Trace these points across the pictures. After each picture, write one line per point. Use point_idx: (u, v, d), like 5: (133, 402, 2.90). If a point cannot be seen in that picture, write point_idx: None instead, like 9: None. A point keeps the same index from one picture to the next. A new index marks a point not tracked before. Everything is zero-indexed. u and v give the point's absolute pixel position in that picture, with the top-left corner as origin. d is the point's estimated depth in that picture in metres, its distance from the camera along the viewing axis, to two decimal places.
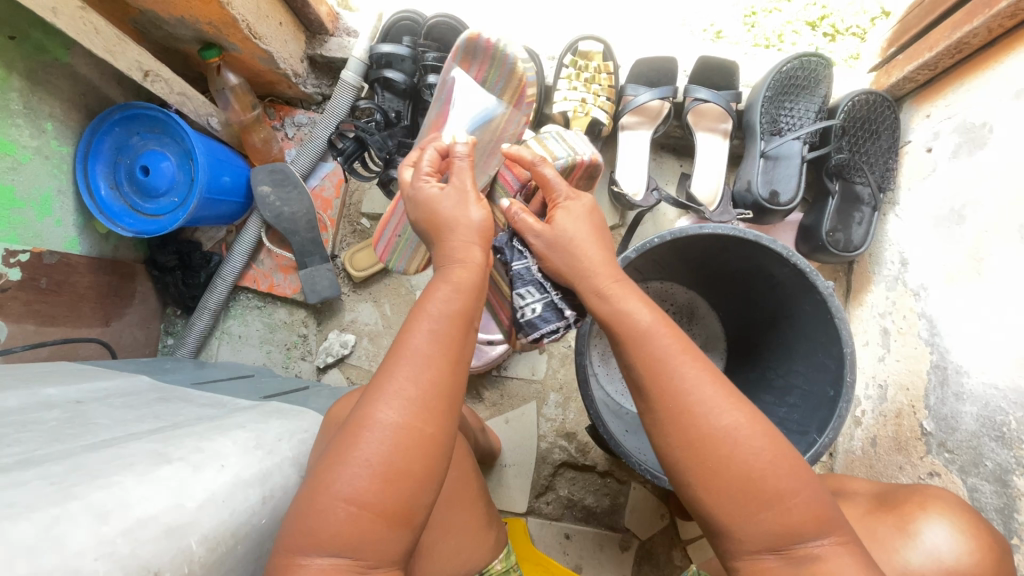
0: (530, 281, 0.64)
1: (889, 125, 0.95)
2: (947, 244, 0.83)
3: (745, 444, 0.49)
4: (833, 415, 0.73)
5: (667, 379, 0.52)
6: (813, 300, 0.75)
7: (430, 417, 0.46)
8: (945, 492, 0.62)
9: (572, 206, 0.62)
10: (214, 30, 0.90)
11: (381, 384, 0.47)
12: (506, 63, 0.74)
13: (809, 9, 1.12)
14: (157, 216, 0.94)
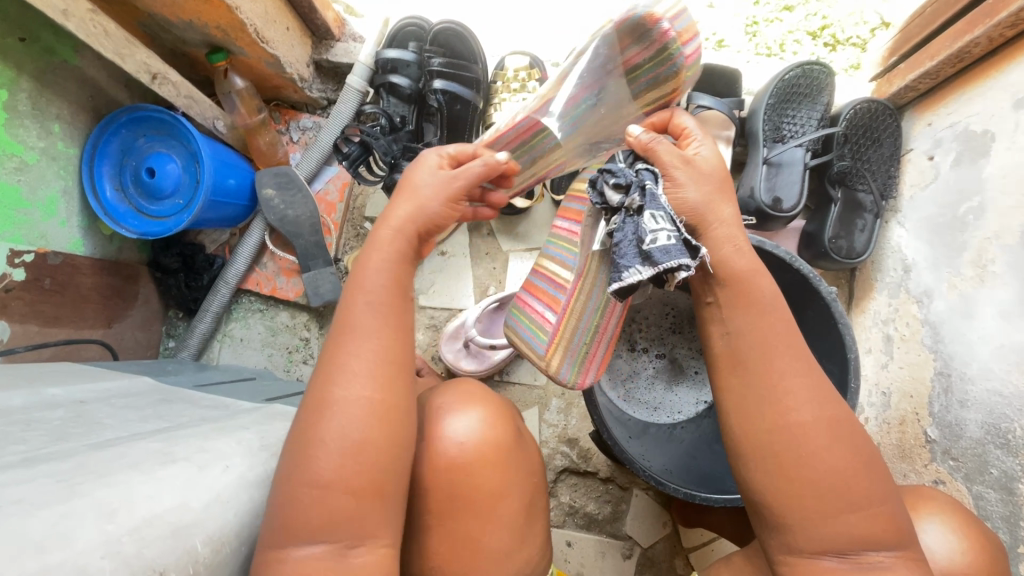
0: (659, 207, 0.49)
1: (891, 133, 0.95)
2: (949, 251, 0.83)
3: (835, 445, 0.47)
4: None
5: (773, 372, 0.48)
6: (816, 306, 0.76)
7: (390, 386, 0.48)
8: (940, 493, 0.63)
9: (702, 146, 0.53)
10: (222, 34, 0.91)
11: (337, 364, 0.48)
12: (663, 67, 0.56)
13: (811, 18, 1.12)
14: (162, 218, 0.94)
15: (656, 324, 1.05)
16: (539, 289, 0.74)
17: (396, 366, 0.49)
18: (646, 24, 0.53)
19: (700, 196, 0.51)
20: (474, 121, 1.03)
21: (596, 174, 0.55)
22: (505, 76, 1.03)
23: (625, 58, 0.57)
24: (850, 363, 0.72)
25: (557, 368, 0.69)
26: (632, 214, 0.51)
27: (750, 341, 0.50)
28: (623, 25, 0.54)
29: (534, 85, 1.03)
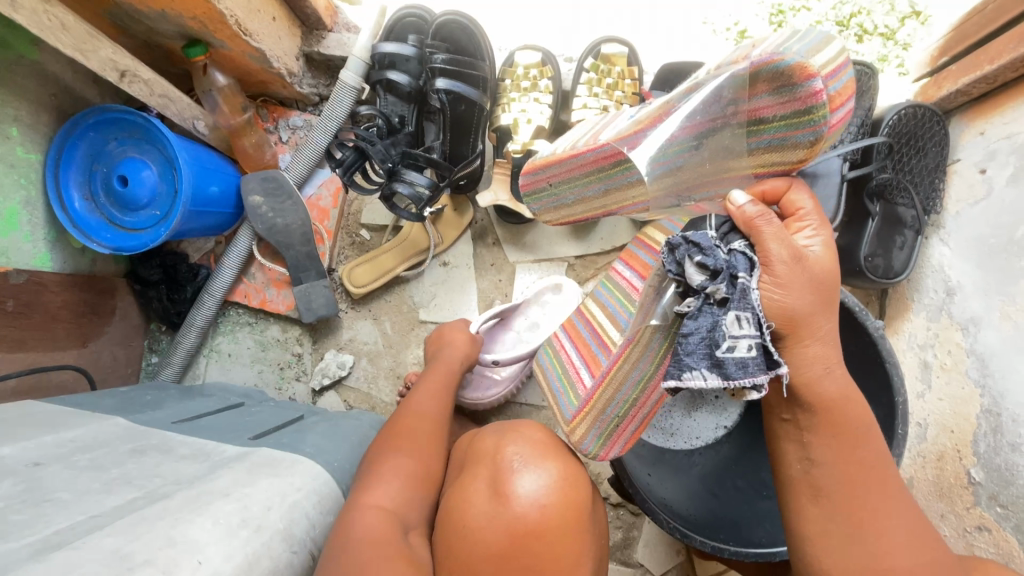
0: (747, 307, 0.48)
1: (936, 142, 0.87)
2: (1002, 277, 0.76)
3: (892, 533, 0.52)
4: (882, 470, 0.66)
5: (864, 499, 0.53)
6: (860, 341, 0.68)
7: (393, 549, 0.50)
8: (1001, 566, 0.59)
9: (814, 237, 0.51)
10: (200, 26, 0.82)
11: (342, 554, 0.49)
12: (796, 132, 0.51)
13: (838, 8, 0.99)
14: (137, 230, 0.86)
15: None
16: (585, 339, 0.74)
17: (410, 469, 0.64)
18: (791, 75, 0.48)
19: (801, 301, 0.49)
20: (480, 122, 0.95)
21: (681, 238, 0.51)
22: (514, 73, 0.94)
23: (753, 106, 0.53)
24: (897, 407, 0.66)
25: (580, 437, 0.70)
26: (712, 304, 0.49)
27: (834, 474, 0.53)
28: (758, 69, 0.50)
29: (546, 84, 0.94)
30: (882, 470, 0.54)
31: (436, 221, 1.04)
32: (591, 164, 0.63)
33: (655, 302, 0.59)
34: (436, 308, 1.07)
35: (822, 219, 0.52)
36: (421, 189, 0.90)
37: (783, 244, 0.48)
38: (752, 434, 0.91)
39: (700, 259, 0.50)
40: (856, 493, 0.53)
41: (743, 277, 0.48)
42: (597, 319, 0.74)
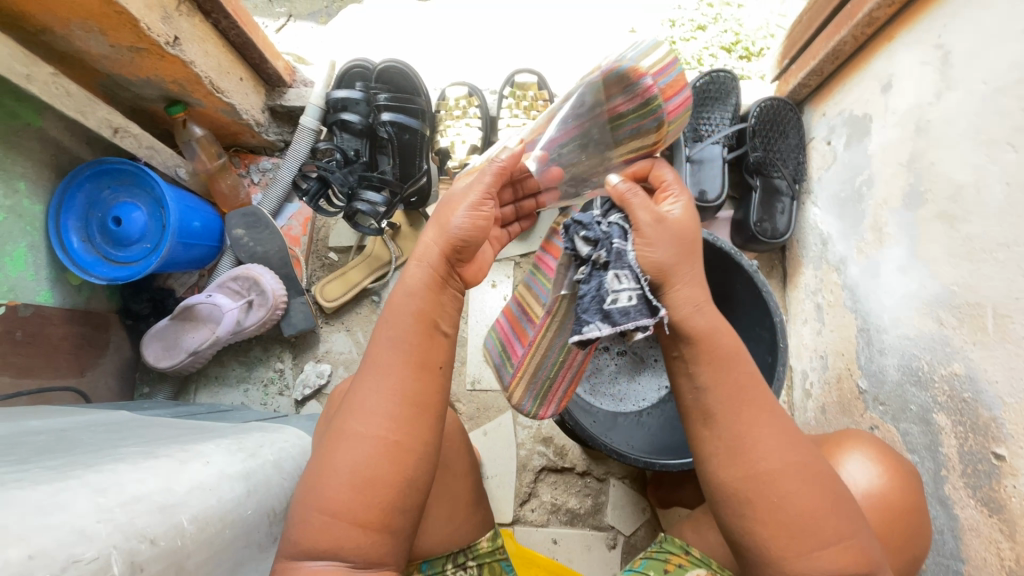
0: (625, 261, 0.50)
1: (794, 125, 1.07)
2: (853, 221, 0.93)
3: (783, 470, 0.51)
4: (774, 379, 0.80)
5: (745, 422, 0.52)
6: (742, 278, 0.85)
7: (406, 425, 0.51)
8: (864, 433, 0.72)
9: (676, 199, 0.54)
10: (178, 87, 0.98)
11: (357, 409, 0.51)
12: (663, 112, 0.56)
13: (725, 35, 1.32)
14: (130, 263, 0.98)
15: None
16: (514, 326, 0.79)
17: (418, 403, 0.52)
18: (630, 77, 0.54)
19: (667, 254, 0.51)
20: (423, 147, 1.11)
21: (569, 220, 0.55)
22: (447, 105, 1.14)
23: (611, 107, 0.58)
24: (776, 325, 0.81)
25: (519, 399, 0.73)
26: (597, 268, 0.52)
27: (718, 398, 0.53)
28: (606, 75, 0.56)
29: (474, 111, 1.13)
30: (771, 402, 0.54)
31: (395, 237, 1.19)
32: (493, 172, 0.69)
33: (563, 273, 0.60)
34: None
35: (684, 189, 0.56)
36: (379, 206, 1.05)
37: (639, 201, 0.51)
38: None
39: (584, 231, 0.53)
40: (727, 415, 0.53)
41: (618, 240, 0.51)
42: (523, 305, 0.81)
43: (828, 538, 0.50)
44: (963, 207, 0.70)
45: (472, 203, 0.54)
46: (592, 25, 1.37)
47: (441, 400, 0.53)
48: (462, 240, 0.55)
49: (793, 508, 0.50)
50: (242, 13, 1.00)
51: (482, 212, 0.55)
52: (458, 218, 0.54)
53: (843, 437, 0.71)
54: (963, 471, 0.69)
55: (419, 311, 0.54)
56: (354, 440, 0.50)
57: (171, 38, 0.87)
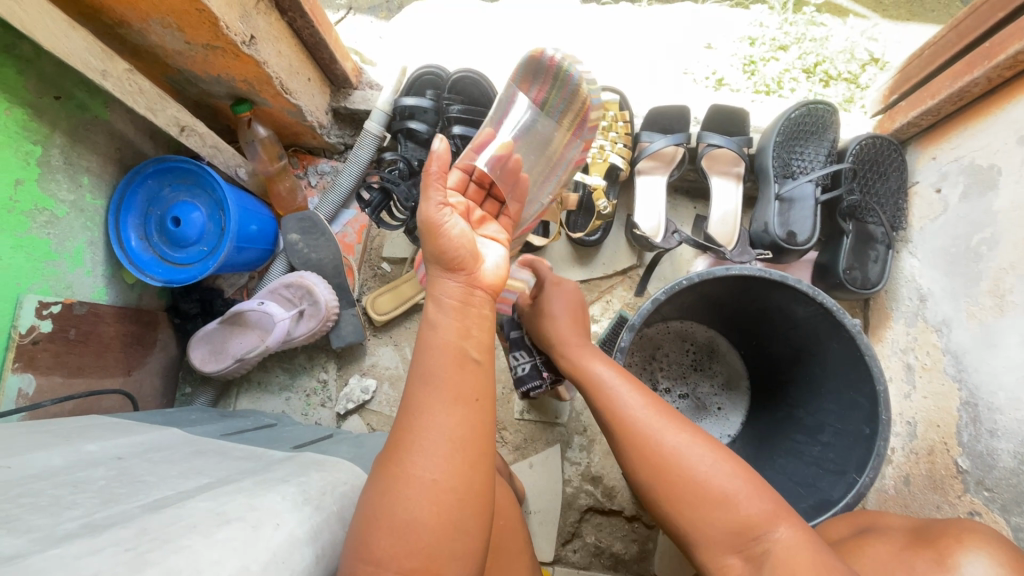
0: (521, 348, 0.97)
1: (898, 167, 0.99)
2: (965, 281, 0.85)
3: (686, 453, 0.64)
4: (872, 454, 0.73)
5: (621, 413, 0.69)
6: (842, 337, 0.77)
7: (448, 466, 0.52)
8: (983, 527, 0.59)
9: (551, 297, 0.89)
10: (247, 86, 0.94)
11: (403, 444, 0.53)
12: (569, 80, 0.74)
13: (804, 59, 1.23)
14: (186, 265, 0.95)
15: (677, 362, 1.05)
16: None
17: (460, 444, 0.53)
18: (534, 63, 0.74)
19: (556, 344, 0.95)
20: None
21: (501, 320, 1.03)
22: None
23: (533, 100, 0.77)
24: (879, 395, 0.73)
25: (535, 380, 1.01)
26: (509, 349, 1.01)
27: (607, 407, 0.71)
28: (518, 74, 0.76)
29: None
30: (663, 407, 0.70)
31: None
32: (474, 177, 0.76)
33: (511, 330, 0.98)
34: None
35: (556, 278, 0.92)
36: None
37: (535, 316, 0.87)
38: (753, 437, 0.97)
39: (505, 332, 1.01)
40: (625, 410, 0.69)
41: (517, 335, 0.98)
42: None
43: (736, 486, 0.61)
44: None
45: (426, 230, 0.58)
46: (667, 38, 1.29)
47: (481, 430, 0.55)
48: (448, 257, 0.58)
49: (691, 469, 0.63)
50: (318, 12, 0.96)
51: (451, 233, 0.58)
52: (437, 240, 0.58)
53: (964, 526, 0.58)
54: None
55: (449, 344, 0.57)
56: (405, 484, 0.51)
57: (247, 38, 0.83)
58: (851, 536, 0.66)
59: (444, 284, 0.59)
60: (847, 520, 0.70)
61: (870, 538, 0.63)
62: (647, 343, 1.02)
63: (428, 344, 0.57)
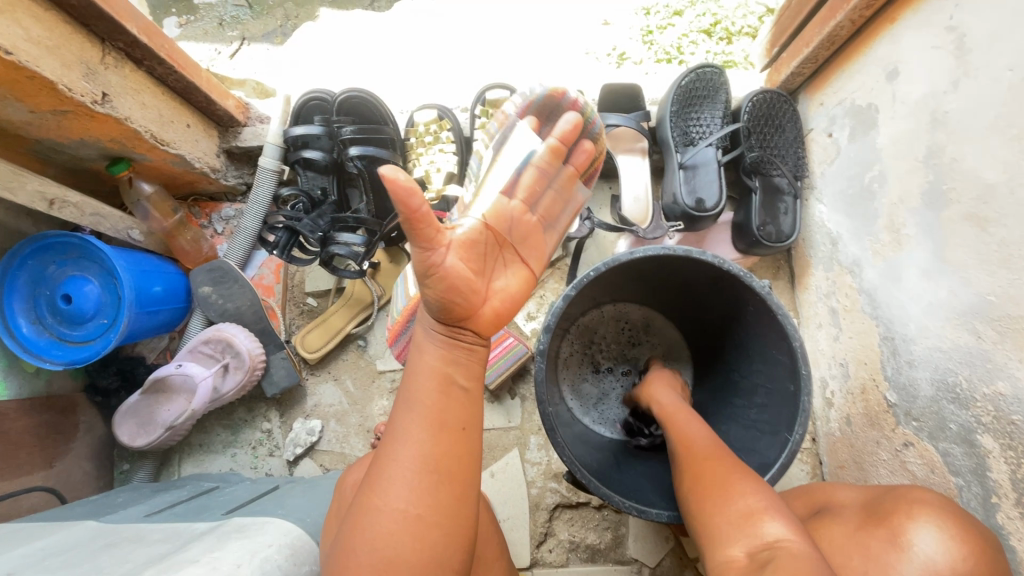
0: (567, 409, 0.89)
1: (791, 118, 1.00)
2: (865, 221, 0.86)
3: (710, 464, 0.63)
4: (800, 411, 0.71)
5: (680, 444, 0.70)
6: (755, 301, 0.76)
7: (427, 498, 0.52)
8: (931, 496, 0.57)
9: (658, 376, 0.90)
10: (118, 145, 0.89)
11: (383, 475, 0.52)
12: (590, 127, 0.69)
13: (701, 19, 1.23)
14: (87, 342, 0.90)
15: (615, 342, 1.04)
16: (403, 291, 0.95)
17: (438, 473, 0.52)
18: (551, 97, 0.67)
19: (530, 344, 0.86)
20: None
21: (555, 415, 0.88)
22: (416, 131, 1.04)
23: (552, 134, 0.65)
24: (797, 352, 0.71)
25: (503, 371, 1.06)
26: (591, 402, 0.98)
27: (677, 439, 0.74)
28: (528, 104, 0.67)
29: (448, 134, 1.03)
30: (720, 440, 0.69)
31: (374, 274, 1.11)
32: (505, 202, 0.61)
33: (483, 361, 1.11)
34: (380, 356, 1.12)
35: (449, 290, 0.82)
36: (357, 247, 0.97)
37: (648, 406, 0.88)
38: (699, 407, 0.97)
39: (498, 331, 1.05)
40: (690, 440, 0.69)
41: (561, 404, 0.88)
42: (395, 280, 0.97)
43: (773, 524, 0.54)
44: (996, 208, 0.63)
45: (421, 277, 0.53)
46: (561, 23, 1.29)
47: (458, 461, 0.54)
48: (441, 310, 0.54)
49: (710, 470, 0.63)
50: (179, 55, 0.91)
51: (437, 287, 0.53)
52: (429, 289, 0.53)
53: (907, 495, 0.58)
54: (1019, 500, 0.63)
55: (434, 373, 0.55)
56: (378, 516, 0.51)
57: (99, 96, 0.78)
58: (813, 516, 0.66)
59: (464, 332, 0.56)
60: (806, 498, 0.70)
61: (822, 523, 0.62)
62: (584, 330, 1.01)
63: (413, 370, 0.56)
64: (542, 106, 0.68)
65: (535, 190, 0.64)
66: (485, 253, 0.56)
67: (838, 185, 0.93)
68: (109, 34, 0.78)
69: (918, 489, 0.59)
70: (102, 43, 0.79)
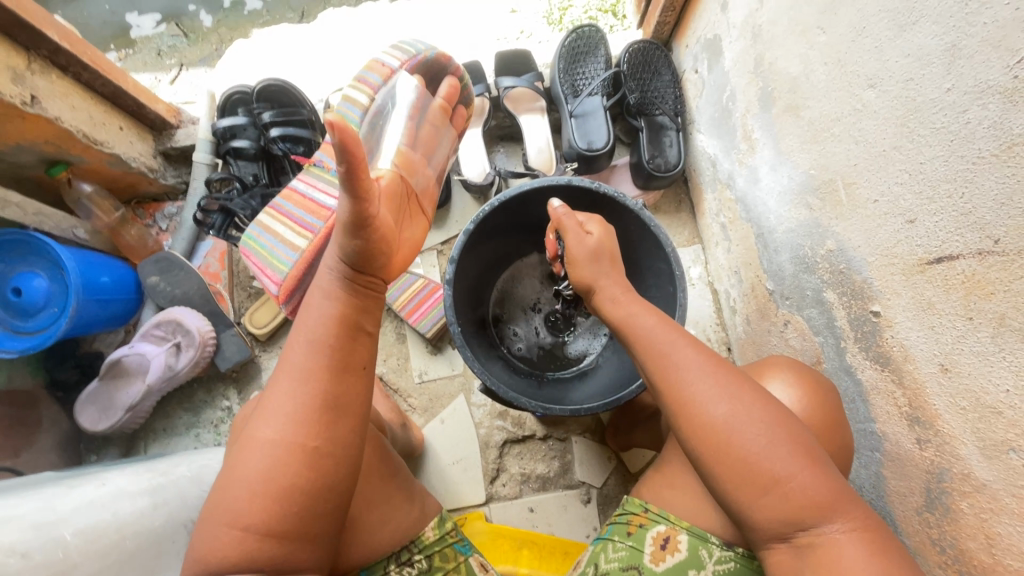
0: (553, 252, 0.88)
1: (666, 64, 1.13)
2: (729, 137, 0.98)
3: (739, 430, 0.53)
4: (678, 306, 0.81)
5: (676, 381, 0.57)
6: (633, 219, 0.87)
7: (319, 429, 0.53)
8: (783, 359, 0.75)
9: (580, 240, 0.71)
10: (54, 147, 0.97)
11: (271, 408, 0.54)
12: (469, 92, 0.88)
13: (603, 0, 1.36)
14: (41, 331, 0.97)
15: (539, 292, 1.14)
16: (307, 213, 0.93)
17: (332, 407, 0.55)
18: (436, 60, 0.81)
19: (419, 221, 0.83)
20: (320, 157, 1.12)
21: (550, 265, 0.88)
22: (334, 113, 1.15)
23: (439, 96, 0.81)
24: (669, 254, 0.82)
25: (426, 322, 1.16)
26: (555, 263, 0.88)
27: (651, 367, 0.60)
28: (416, 63, 0.79)
29: None
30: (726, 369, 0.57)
31: None
32: (406, 149, 0.74)
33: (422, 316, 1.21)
34: None
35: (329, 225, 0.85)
36: None
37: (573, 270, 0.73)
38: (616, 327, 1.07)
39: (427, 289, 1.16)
40: (650, 335, 0.62)
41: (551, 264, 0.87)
42: (280, 225, 0.94)
43: (722, 408, 0.54)
44: (802, 94, 0.74)
45: (353, 228, 0.58)
46: (471, 15, 1.42)
47: (352, 395, 0.57)
48: (361, 256, 0.60)
49: (738, 441, 0.53)
50: (104, 62, 1.00)
51: (366, 237, 0.59)
52: (360, 238, 0.59)
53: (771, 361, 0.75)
54: (856, 337, 0.73)
55: (334, 318, 0.58)
56: (263, 446, 0.52)
57: (28, 97, 0.87)
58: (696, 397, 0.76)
59: (372, 278, 0.62)
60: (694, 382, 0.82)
61: None
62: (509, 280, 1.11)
63: (312, 312, 0.59)
64: (427, 65, 0.81)
65: (429, 142, 0.78)
66: (398, 207, 0.66)
67: (707, 114, 1.05)
68: (33, 43, 0.87)
69: (774, 357, 0.77)
70: (27, 52, 0.88)
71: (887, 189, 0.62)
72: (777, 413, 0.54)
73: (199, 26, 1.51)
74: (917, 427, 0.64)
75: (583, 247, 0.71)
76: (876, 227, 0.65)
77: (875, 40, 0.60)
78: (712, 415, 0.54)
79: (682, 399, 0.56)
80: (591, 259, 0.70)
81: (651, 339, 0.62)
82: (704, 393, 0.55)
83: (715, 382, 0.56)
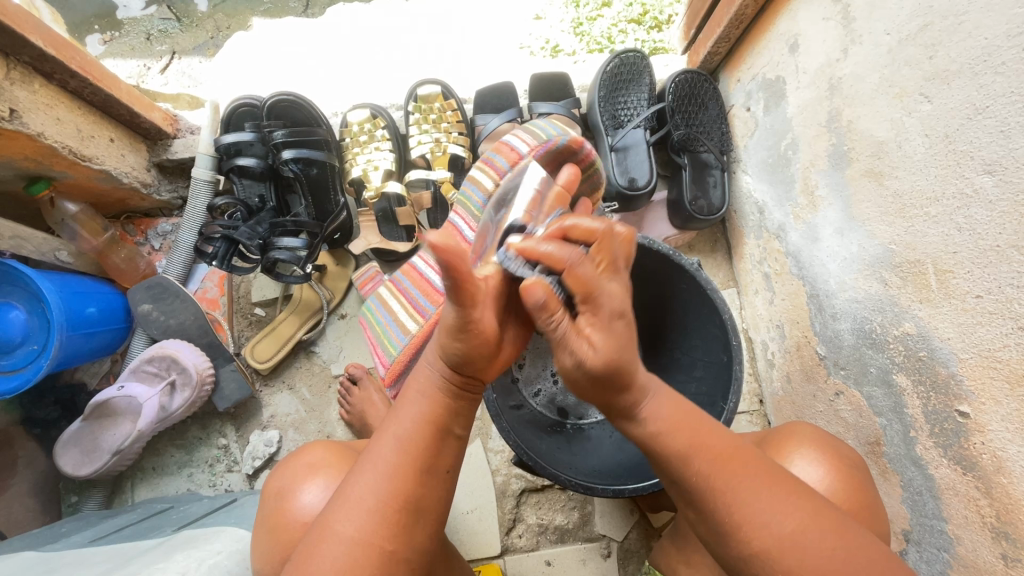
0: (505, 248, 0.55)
1: (712, 95, 1.06)
2: (785, 187, 0.91)
3: (806, 543, 0.47)
4: (733, 380, 0.75)
5: (726, 501, 0.50)
6: (686, 278, 0.79)
7: (398, 533, 0.52)
8: (805, 426, 0.70)
9: (612, 296, 0.48)
10: (34, 164, 0.85)
11: (351, 496, 0.52)
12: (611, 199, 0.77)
13: (630, 8, 1.24)
14: (17, 370, 0.87)
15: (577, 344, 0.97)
16: (409, 302, 0.84)
17: (414, 509, 0.52)
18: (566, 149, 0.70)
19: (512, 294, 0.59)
20: (335, 180, 1.05)
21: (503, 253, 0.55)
22: (351, 132, 1.07)
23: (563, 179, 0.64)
24: (727, 323, 0.75)
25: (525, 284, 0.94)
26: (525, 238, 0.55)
27: (699, 484, 0.51)
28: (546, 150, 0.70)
29: (381, 134, 1.07)
30: (762, 474, 0.51)
31: (322, 278, 1.11)
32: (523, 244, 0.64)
33: None
34: (334, 360, 1.12)
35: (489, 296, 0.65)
36: (299, 251, 0.96)
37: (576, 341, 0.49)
38: None
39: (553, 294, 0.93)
40: (682, 450, 0.52)
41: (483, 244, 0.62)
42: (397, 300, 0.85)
43: (784, 522, 0.48)
44: (889, 162, 0.68)
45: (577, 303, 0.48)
46: (496, 16, 1.29)
47: (432, 497, 0.54)
48: (462, 361, 0.51)
49: (799, 550, 0.47)
50: (94, 68, 0.89)
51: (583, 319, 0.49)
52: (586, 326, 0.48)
53: (793, 430, 0.69)
54: (931, 431, 0.66)
55: (428, 418, 0.53)
56: (341, 530, 0.51)
57: (6, 111, 0.75)
58: None
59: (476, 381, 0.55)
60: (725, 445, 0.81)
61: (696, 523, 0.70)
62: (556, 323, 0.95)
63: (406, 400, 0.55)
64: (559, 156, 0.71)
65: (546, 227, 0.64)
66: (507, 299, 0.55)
67: (759, 157, 0.99)
68: (14, 48, 0.76)
69: (795, 423, 0.72)
70: (6, 58, 0.76)
71: (996, 287, 0.56)
72: (835, 513, 0.50)
73: (194, 10, 1.36)
74: (1004, 542, 0.57)
75: (615, 304, 0.48)
76: (975, 323, 0.59)
77: (999, 122, 0.54)
78: (782, 532, 0.48)
79: (739, 525, 0.49)
80: (610, 329, 0.48)
81: (680, 455, 0.52)
82: (768, 510, 0.49)
83: (772, 490, 0.50)
